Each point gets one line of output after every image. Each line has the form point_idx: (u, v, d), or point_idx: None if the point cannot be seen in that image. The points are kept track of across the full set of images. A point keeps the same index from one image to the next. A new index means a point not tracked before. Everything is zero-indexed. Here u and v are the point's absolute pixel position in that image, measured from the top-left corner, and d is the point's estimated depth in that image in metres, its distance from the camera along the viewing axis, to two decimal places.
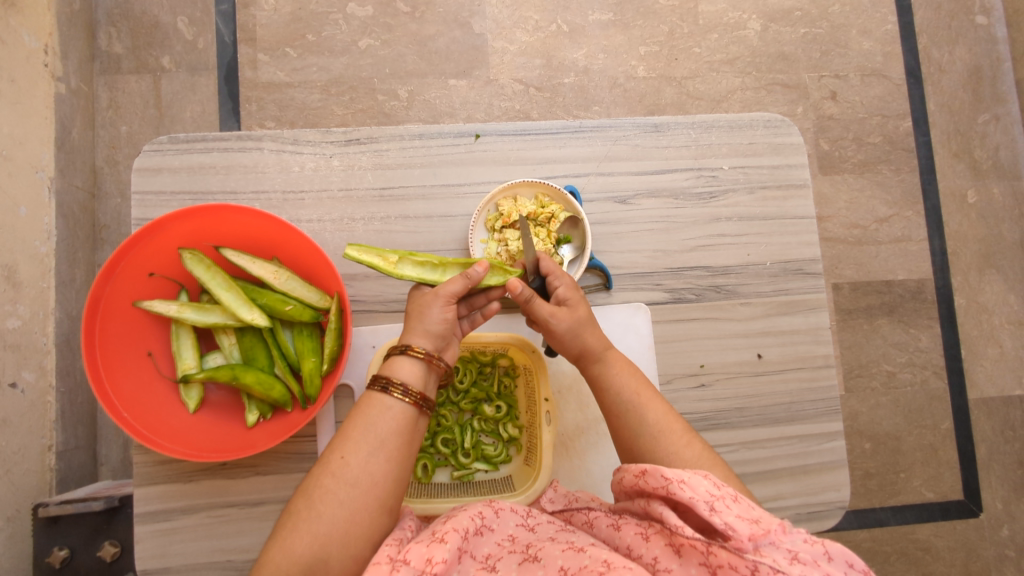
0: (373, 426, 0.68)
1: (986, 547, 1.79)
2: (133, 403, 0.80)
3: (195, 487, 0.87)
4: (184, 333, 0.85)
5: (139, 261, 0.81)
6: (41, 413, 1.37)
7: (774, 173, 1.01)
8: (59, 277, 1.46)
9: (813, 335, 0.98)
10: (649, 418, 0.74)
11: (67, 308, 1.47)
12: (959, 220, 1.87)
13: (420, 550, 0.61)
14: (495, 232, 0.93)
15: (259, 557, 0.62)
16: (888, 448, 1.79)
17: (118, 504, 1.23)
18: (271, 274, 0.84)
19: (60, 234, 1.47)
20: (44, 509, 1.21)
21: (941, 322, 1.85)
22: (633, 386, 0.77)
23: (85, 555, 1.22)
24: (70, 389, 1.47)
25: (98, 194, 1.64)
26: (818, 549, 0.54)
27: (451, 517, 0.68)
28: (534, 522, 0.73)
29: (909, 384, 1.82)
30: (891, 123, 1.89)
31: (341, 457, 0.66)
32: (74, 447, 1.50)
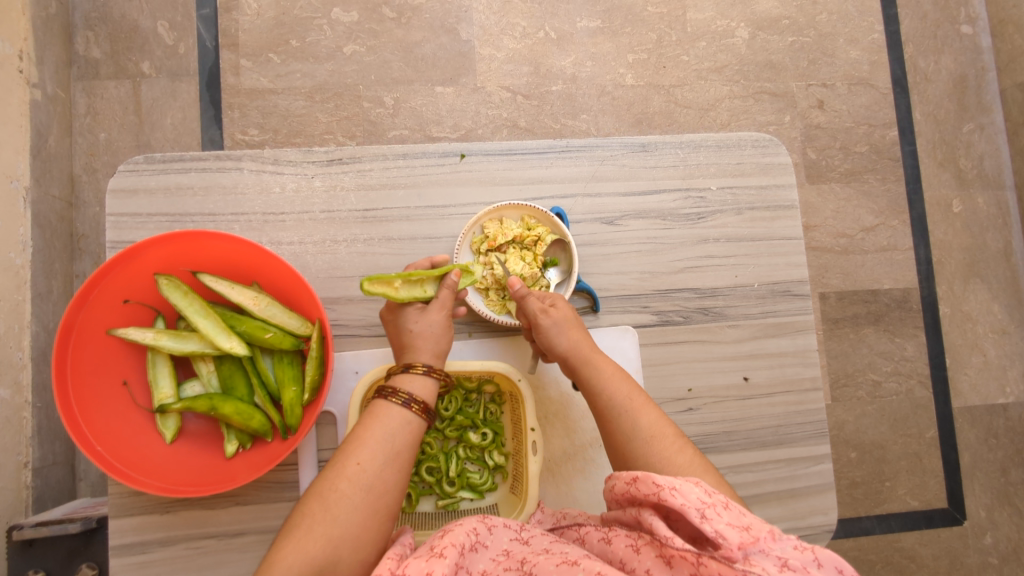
0: (388, 436, 0.70)
1: (969, 554, 1.80)
2: (107, 434, 0.78)
3: (172, 518, 0.85)
4: (160, 360, 0.83)
5: (113, 288, 0.79)
6: (15, 430, 1.34)
7: (762, 193, 1.01)
8: (35, 289, 1.42)
9: (800, 357, 0.98)
10: (641, 424, 0.73)
11: (43, 321, 1.44)
12: (944, 229, 1.88)
13: (419, 565, 0.59)
14: (480, 255, 0.90)
15: (270, 553, 0.61)
16: (874, 457, 1.80)
17: (96, 526, 1.21)
18: (250, 301, 0.82)
19: (35, 245, 1.44)
20: (20, 531, 1.19)
21: (926, 331, 1.85)
22: (628, 394, 0.77)
23: None
24: (46, 404, 1.44)
25: (75, 203, 1.60)
26: (808, 556, 0.54)
27: (447, 532, 0.66)
28: (527, 536, 0.72)
29: (894, 394, 1.83)
30: (878, 132, 1.89)
31: (357, 462, 0.67)
32: (51, 463, 1.47)
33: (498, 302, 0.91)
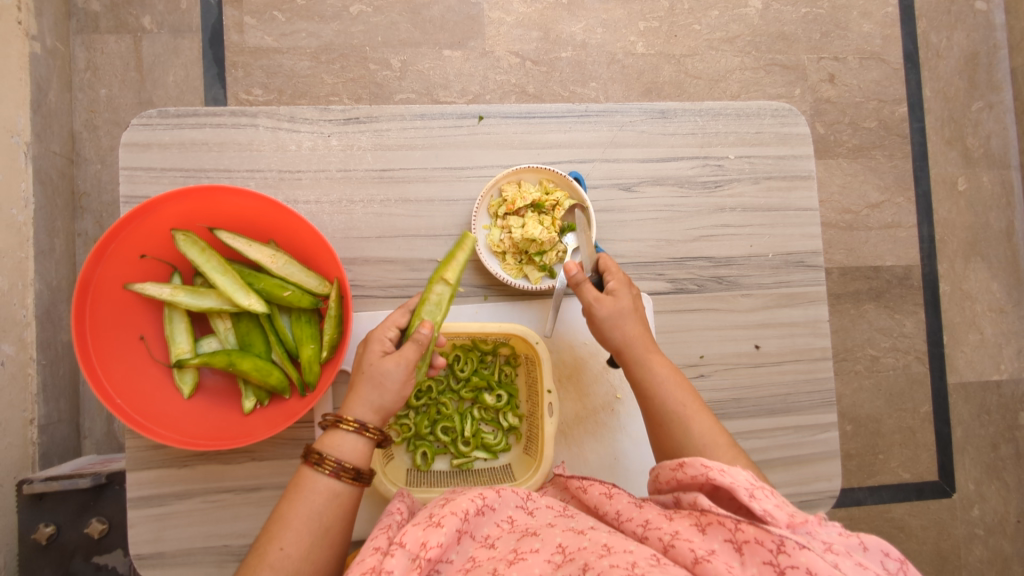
0: (315, 513, 0.68)
1: (956, 525, 1.85)
2: (126, 388, 0.78)
3: (189, 472, 0.86)
4: (177, 316, 0.83)
5: (130, 243, 0.78)
6: (21, 387, 1.34)
7: (780, 163, 1.00)
8: (37, 246, 1.41)
9: (811, 328, 0.99)
10: (694, 431, 0.73)
11: (46, 279, 1.43)
12: (948, 208, 1.89)
13: (416, 533, 0.63)
14: (498, 219, 0.90)
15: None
16: (868, 430, 1.83)
17: (105, 482, 1.22)
18: (268, 259, 0.82)
19: (37, 202, 1.42)
20: (29, 484, 1.20)
21: (925, 309, 1.87)
22: (684, 400, 0.75)
23: (72, 532, 1.22)
24: (50, 361, 1.44)
25: (76, 160, 1.58)
26: (851, 542, 0.58)
27: (451, 499, 0.68)
28: (533, 505, 0.72)
29: (892, 368, 1.85)
30: (888, 108, 1.88)
31: (281, 548, 0.65)
32: (57, 420, 1.48)
33: (514, 267, 0.90)
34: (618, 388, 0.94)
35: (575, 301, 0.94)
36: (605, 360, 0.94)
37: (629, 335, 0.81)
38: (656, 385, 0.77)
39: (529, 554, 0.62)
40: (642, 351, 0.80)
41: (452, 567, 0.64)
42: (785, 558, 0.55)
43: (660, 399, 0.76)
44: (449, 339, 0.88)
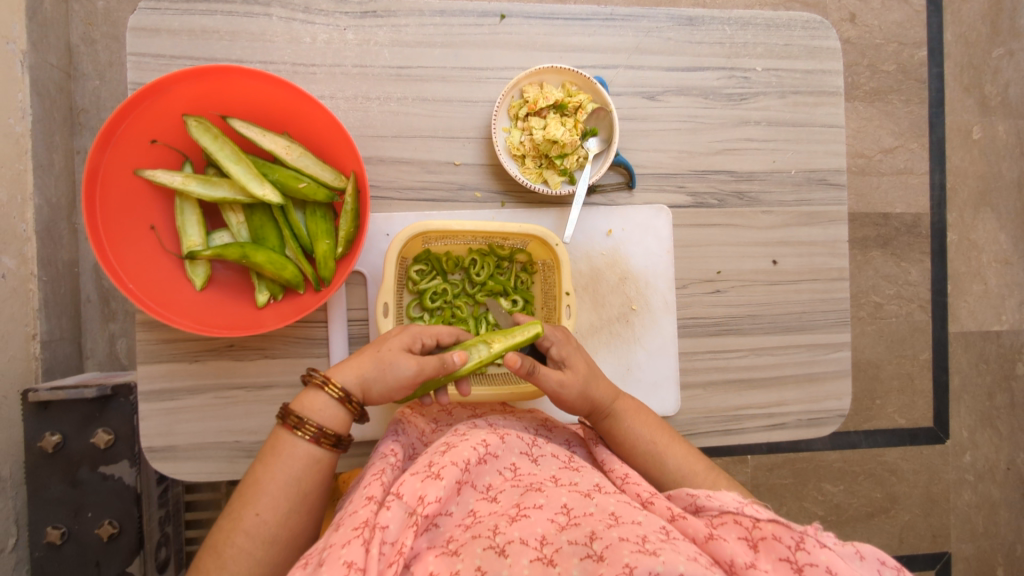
0: (293, 478, 0.67)
1: (947, 470, 1.83)
2: (138, 276, 0.77)
3: (201, 367, 0.85)
4: (188, 208, 0.81)
5: (138, 127, 0.76)
6: (22, 301, 1.30)
7: (808, 77, 0.97)
8: (36, 160, 1.37)
9: (830, 248, 0.97)
10: (669, 465, 0.77)
11: (46, 195, 1.39)
12: (961, 156, 1.83)
13: (414, 485, 0.65)
14: (519, 121, 0.88)
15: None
16: (868, 374, 1.77)
17: (110, 394, 1.11)
18: (283, 149, 0.79)
19: (35, 113, 1.37)
20: (34, 393, 1.08)
21: (933, 259, 1.77)
22: (651, 434, 0.79)
23: (78, 445, 1.10)
24: (50, 278, 1.42)
25: (74, 74, 1.52)
26: (849, 550, 0.60)
27: (452, 448, 0.70)
28: (538, 451, 0.76)
29: (895, 316, 1.76)
30: (907, 51, 1.80)
31: (257, 514, 0.64)
32: (59, 337, 1.44)
33: (534, 171, 0.88)
34: (634, 300, 0.94)
35: (593, 210, 0.92)
36: (622, 272, 0.93)
37: (597, 398, 0.80)
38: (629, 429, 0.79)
39: (532, 511, 0.65)
40: (610, 405, 0.81)
41: (451, 520, 0.66)
42: (804, 555, 0.59)
43: (636, 444, 0.78)
44: (467, 243, 0.87)
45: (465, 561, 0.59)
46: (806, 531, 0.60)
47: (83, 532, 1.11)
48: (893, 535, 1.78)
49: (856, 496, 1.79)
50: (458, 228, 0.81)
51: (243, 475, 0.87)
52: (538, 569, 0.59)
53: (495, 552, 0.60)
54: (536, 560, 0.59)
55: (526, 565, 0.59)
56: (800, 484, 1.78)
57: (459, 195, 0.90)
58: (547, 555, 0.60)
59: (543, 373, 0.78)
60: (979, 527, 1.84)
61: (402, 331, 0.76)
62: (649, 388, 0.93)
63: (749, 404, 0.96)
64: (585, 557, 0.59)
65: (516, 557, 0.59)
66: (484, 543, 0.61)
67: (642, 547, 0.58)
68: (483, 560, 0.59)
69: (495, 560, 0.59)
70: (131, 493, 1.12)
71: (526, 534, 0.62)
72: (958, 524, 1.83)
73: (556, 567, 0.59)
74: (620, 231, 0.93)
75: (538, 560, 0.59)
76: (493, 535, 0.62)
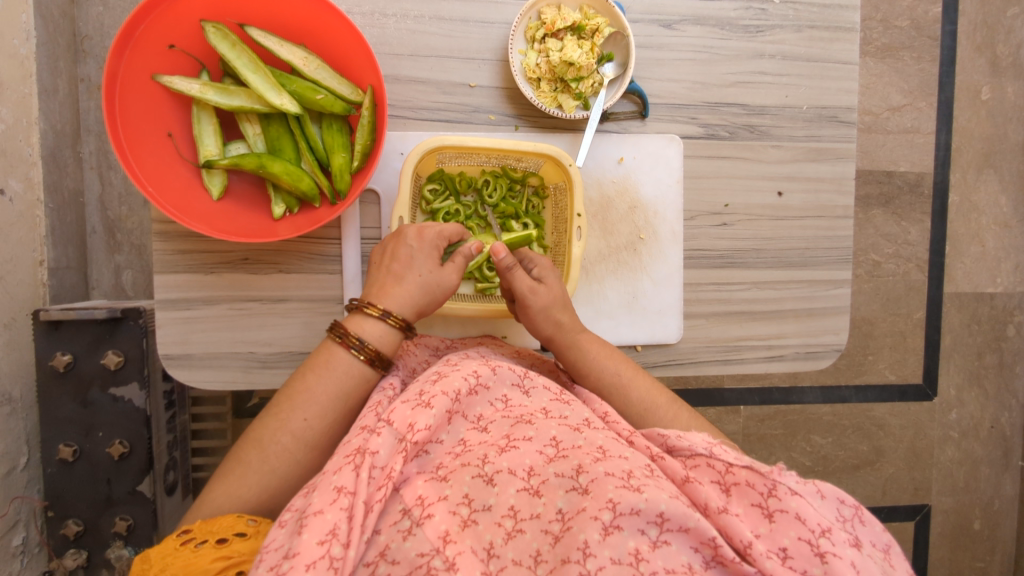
0: (341, 392, 0.71)
1: (933, 426, 1.73)
2: (157, 182, 0.78)
3: (217, 280, 0.86)
4: (205, 117, 0.81)
5: (155, 31, 0.76)
6: (30, 226, 1.16)
7: (826, 12, 0.96)
8: (41, 85, 1.21)
9: (836, 185, 0.99)
10: (634, 398, 0.78)
11: (51, 120, 1.24)
12: (969, 116, 1.67)
13: (405, 413, 0.64)
14: (536, 43, 0.88)
15: (201, 493, 0.66)
16: (860, 331, 1.66)
17: (122, 316, 1.03)
18: (301, 60, 0.80)
19: (39, 36, 1.21)
20: (45, 313, 1.01)
21: (932, 219, 1.66)
22: (618, 368, 0.80)
23: (89, 365, 1.04)
24: (58, 206, 1.27)
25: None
26: (811, 488, 0.61)
27: (444, 377, 0.69)
28: (530, 383, 0.74)
29: (892, 275, 1.65)
30: (922, 7, 1.63)
31: (304, 419, 0.69)
32: (66, 267, 1.29)
33: (549, 95, 0.89)
34: (642, 229, 0.96)
35: (606, 137, 0.94)
36: (631, 200, 0.95)
37: (564, 320, 0.83)
38: (594, 360, 0.81)
39: (521, 443, 0.65)
40: (576, 331, 0.83)
41: (441, 448, 0.66)
42: (775, 501, 0.59)
43: (600, 376, 0.80)
44: (480, 164, 0.90)
45: (454, 488, 0.61)
46: (778, 477, 0.60)
47: (95, 452, 1.06)
48: (877, 487, 1.71)
49: (843, 448, 1.69)
50: (474, 145, 0.82)
51: (256, 385, 0.89)
52: (524, 500, 0.60)
53: (482, 481, 0.61)
54: (522, 490, 0.61)
55: (513, 495, 0.60)
56: (791, 435, 1.66)
57: (473, 117, 0.91)
58: (533, 486, 0.61)
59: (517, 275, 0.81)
60: (960, 482, 1.75)
61: (420, 248, 0.78)
62: (655, 316, 0.96)
63: (750, 335, 0.98)
64: (570, 489, 0.60)
65: (504, 487, 0.61)
66: (472, 472, 0.62)
67: (627, 483, 0.58)
68: (471, 489, 0.61)
69: (483, 489, 0.61)
70: (142, 414, 1.06)
71: (514, 465, 0.62)
72: (939, 479, 1.74)
73: (542, 498, 0.60)
74: (631, 158, 0.94)
75: (525, 490, 0.61)
76: (482, 463, 0.62)
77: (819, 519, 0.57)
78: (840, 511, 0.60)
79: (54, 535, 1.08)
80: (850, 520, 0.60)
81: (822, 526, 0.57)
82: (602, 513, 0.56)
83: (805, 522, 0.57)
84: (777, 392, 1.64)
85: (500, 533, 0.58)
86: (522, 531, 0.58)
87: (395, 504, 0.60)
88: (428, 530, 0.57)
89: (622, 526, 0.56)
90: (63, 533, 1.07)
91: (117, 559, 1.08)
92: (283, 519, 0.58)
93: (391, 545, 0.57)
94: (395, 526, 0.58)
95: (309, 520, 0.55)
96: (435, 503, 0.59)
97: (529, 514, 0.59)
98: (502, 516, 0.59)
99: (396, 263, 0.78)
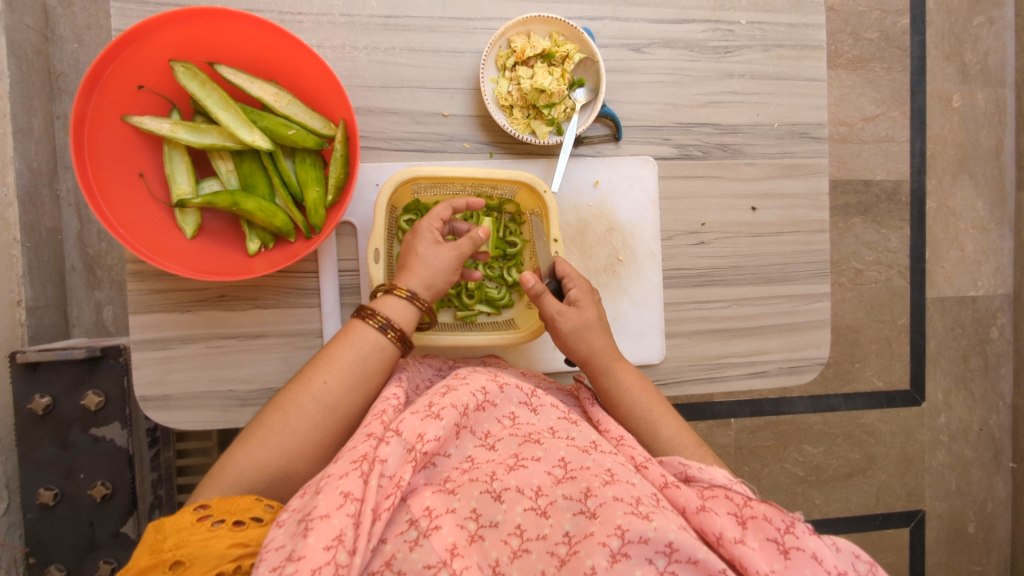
0: (362, 360, 0.73)
1: (923, 431, 1.73)
2: (129, 223, 0.78)
3: (194, 317, 0.85)
4: (177, 156, 0.81)
5: (121, 73, 0.75)
6: (6, 267, 1.15)
7: (792, 31, 0.98)
8: (15, 124, 1.20)
9: (811, 200, 1.00)
10: (662, 435, 0.78)
11: (27, 159, 1.23)
12: (941, 124, 1.70)
13: (414, 422, 0.64)
14: (506, 71, 0.88)
15: (220, 460, 0.66)
16: (846, 340, 1.66)
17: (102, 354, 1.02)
18: (271, 96, 0.80)
19: (11, 76, 1.20)
20: (22, 355, 1.00)
21: (910, 226, 1.68)
22: (649, 402, 0.81)
23: (68, 407, 1.02)
24: (36, 245, 1.25)
25: (51, 37, 1.33)
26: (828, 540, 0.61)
27: (453, 390, 0.69)
28: (538, 402, 0.74)
29: (873, 283, 1.67)
30: (890, 19, 1.66)
31: (324, 382, 0.71)
32: (45, 305, 1.27)
33: (522, 121, 0.89)
34: (621, 251, 0.96)
35: (581, 161, 0.94)
36: (609, 223, 0.96)
37: (593, 347, 0.83)
38: (625, 392, 0.81)
39: (530, 463, 0.65)
40: (607, 361, 0.83)
41: (448, 462, 0.66)
42: (792, 539, 0.59)
43: (631, 409, 0.80)
44: (455, 193, 0.91)
45: (462, 501, 0.61)
46: (794, 516, 0.60)
47: (77, 494, 1.04)
48: (870, 494, 1.71)
49: (835, 457, 1.69)
50: (448, 173, 0.82)
51: (238, 422, 0.88)
52: (531, 519, 0.60)
53: (490, 497, 0.62)
54: (530, 510, 0.61)
55: (520, 514, 0.60)
56: (782, 446, 1.67)
57: (448, 146, 0.91)
58: (541, 506, 0.61)
59: (547, 301, 0.82)
60: (952, 486, 1.75)
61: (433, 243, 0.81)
62: (635, 337, 0.96)
63: (733, 352, 0.98)
64: (578, 513, 0.60)
65: (512, 505, 0.61)
66: (481, 487, 0.62)
67: (636, 510, 0.58)
68: (479, 504, 0.61)
69: (491, 504, 0.61)
70: (125, 454, 1.04)
71: (522, 483, 0.62)
72: (931, 484, 1.74)
73: (549, 519, 0.60)
74: (607, 181, 0.95)
75: (532, 510, 0.61)
76: (490, 480, 0.63)
77: (836, 561, 0.57)
78: (856, 566, 0.60)
79: None
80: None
81: (839, 569, 0.57)
82: (610, 539, 0.56)
83: (823, 562, 0.57)
84: (767, 403, 1.65)
85: (506, 551, 0.58)
86: (528, 551, 0.58)
87: (401, 514, 0.59)
88: (435, 541, 0.56)
89: (630, 553, 0.56)
90: None
91: None
92: (281, 519, 0.57)
93: (397, 555, 0.56)
94: (402, 536, 0.57)
95: (314, 523, 0.54)
96: (443, 514, 0.59)
97: (536, 534, 0.59)
98: (508, 534, 0.59)
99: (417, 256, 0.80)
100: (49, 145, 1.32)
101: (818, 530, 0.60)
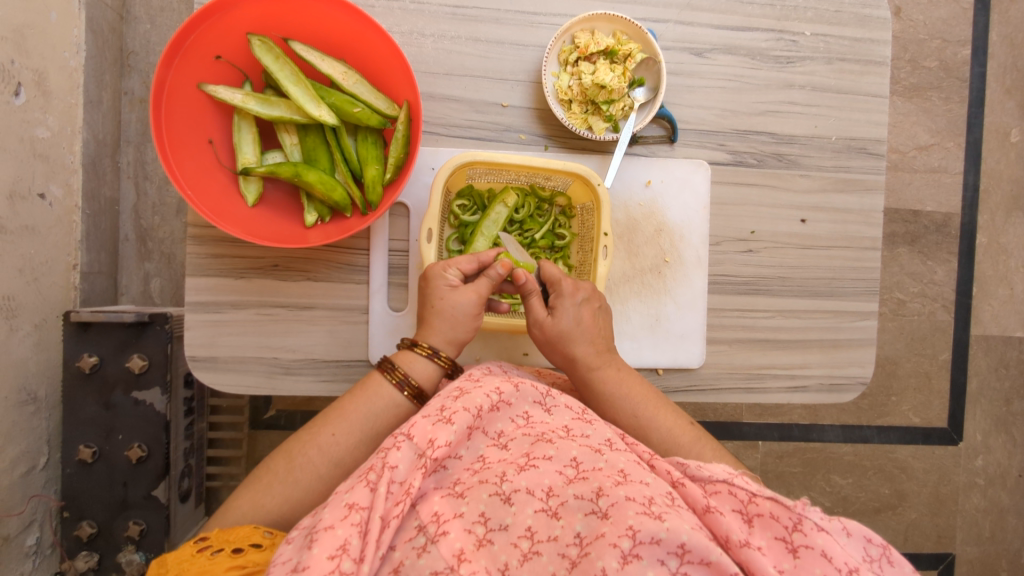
0: (371, 415, 0.75)
1: (958, 472, 1.67)
2: (197, 185, 0.81)
3: (246, 284, 0.88)
4: (245, 126, 0.84)
5: (204, 42, 0.79)
6: (67, 231, 1.19)
7: (856, 46, 0.97)
8: (87, 97, 1.25)
9: (864, 217, 0.99)
10: (655, 438, 0.79)
11: (94, 130, 1.28)
12: (998, 158, 1.65)
13: (425, 427, 0.65)
14: (568, 66, 0.89)
15: (228, 498, 0.70)
16: (884, 371, 1.62)
17: (151, 319, 1.04)
18: (340, 74, 0.82)
19: (88, 50, 1.25)
20: (76, 314, 1.03)
21: (958, 259, 1.65)
22: (637, 407, 0.80)
23: (114, 367, 1.04)
24: (95, 213, 1.29)
25: (126, 17, 1.39)
26: (837, 525, 0.61)
27: (466, 393, 0.69)
28: (552, 402, 0.73)
29: (916, 315, 1.63)
30: (951, 49, 1.63)
31: (332, 434, 0.73)
32: (98, 271, 1.31)
33: (580, 117, 0.91)
34: (667, 253, 0.96)
35: (635, 161, 0.95)
36: (657, 224, 0.96)
37: (571, 355, 0.82)
38: (612, 400, 0.81)
39: (541, 462, 0.65)
40: (592, 371, 0.82)
41: (459, 464, 0.67)
42: (800, 537, 0.59)
43: (620, 417, 0.81)
44: (510, 181, 0.93)
45: (470, 506, 0.61)
46: (803, 511, 0.59)
47: (113, 454, 1.07)
48: (898, 532, 1.65)
49: (863, 490, 1.63)
50: (504, 161, 0.83)
51: (279, 391, 0.90)
52: (542, 521, 0.61)
53: (500, 499, 0.62)
54: (540, 511, 0.61)
55: (530, 516, 0.61)
56: (810, 475, 1.61)
57: (504, 136, 0.93)
58: (552, 507, 0.62)
59: (532, 303, 0.83)
60: (985, 532, 1.68)
61: (452, 293, 0.79)
62: (676, 340, 0.95)
63: (773, 364, 0.97)
64: (590, 513, 0.60)
65: (522, 507, 0.61)
66: (490, 490, 0.62)
67: (648, 510, 0.58)
68: (488, 507, 0.61)
69: (501, 508, 0.61)
70: (162, 419, 1.06)
71: (533, 484, 0.63)
72: (963, 528, 1.67)
73: (560, 521, 0.61)
74: (659, 182, 0.95)
75: (543, 511, 0.61)
76: (500, 482, 0.63)
77: (845, 559, 0.57)
78: (867, 551, 0.60)
79: (68, 536, 1.08)
80: (876, 560, 0.60)
81: (849, 566, 0.57)
82: (622, 540, 0.57)
83: (831, 560, 0.57)
84: (797, 428, 1.60)
85: (516, 554, 0.59)
86: (539, 553, 0.59)
87: (410, 520, 0.61)
88: (443, 547, 0.57)
89: (642, 555, 0.56)
90: (76, 534, 1.07)
91: (129, 563, 1.08)
92: (290, 536, 0.59)
93: (405, 562, 0.58)
94: (410, 543, 0.59)
95: (318, 536, 0.56)
96: (451, 520, 0.60)
97: (547, 536, 0.60)
98: (519, 537, 0.60)
99: (436, 307, 0.79)
100: (115, 117, 1.37)
101: (827, 522, 0.60)
